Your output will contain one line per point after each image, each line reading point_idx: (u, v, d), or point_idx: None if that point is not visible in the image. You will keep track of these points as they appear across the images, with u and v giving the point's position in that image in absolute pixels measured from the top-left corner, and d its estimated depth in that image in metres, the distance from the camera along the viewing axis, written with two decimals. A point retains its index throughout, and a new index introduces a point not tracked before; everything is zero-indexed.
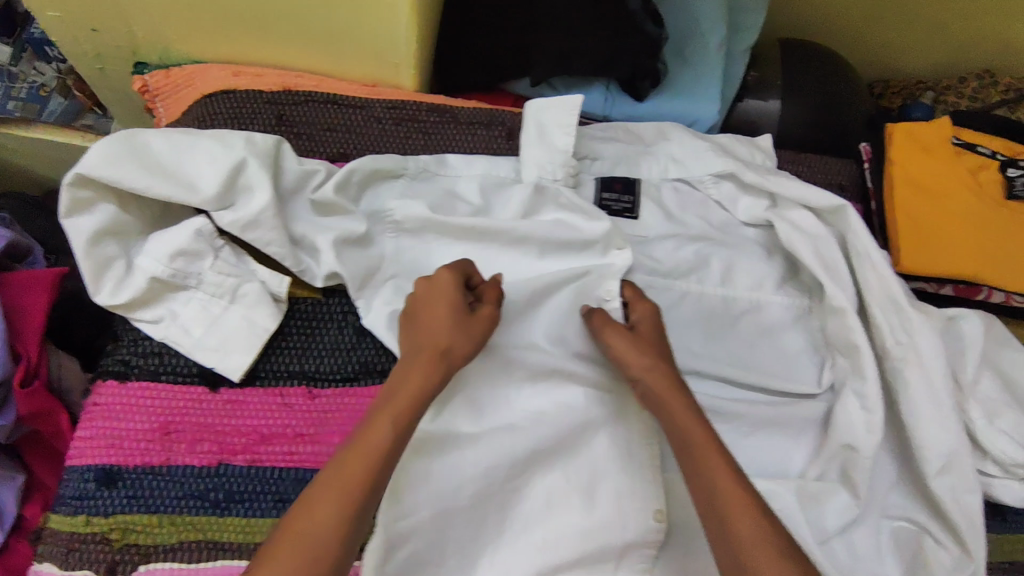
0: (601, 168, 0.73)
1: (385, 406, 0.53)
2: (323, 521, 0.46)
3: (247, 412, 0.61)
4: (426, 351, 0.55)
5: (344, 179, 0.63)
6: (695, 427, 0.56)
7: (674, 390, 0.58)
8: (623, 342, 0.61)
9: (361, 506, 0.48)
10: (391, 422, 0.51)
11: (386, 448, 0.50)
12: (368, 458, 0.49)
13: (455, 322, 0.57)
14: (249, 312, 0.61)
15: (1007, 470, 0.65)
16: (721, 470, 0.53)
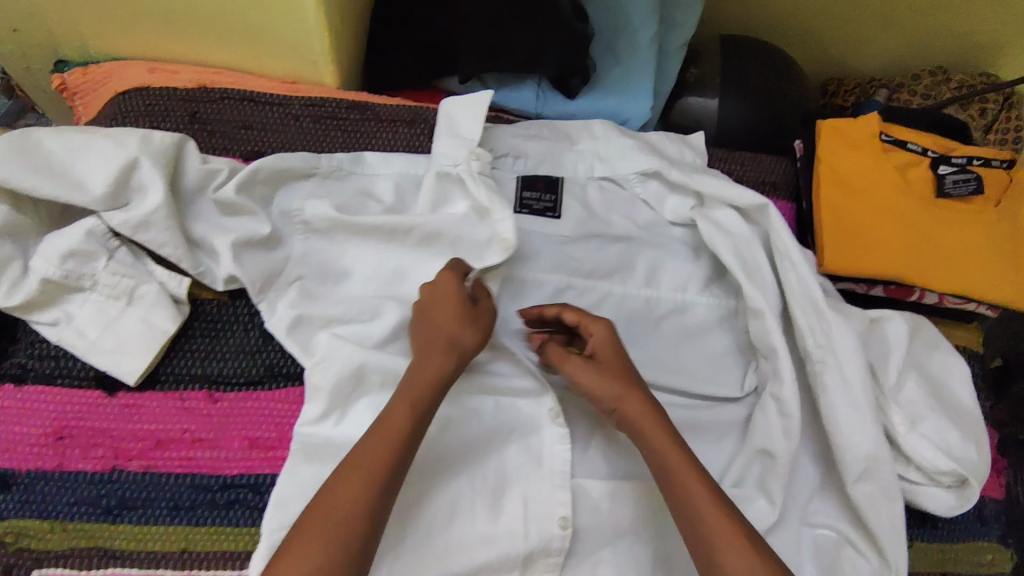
0: (523, 167, 0.72)
1: (401, 395, 0.55)
2: (353, 508, 0.49)
3: (145, 416, 0.60)
4: (432, 343, 0.58)
5: (248, 177, 0.62)
6: (674, 453, 0.54)
7: (650, 417, 0.56)
8: (589, 374, 0.59)
9: (383, 490, 0.50)
10: (410, 407, 0.54)
11: (401, 429, 0.53)
12: (394, 441, 0.52)
13: (465, 315, 0.59)
14: (148, 314, 0.60)
15: (931, 477, 0.63)
16: (703, 493, 0.52)
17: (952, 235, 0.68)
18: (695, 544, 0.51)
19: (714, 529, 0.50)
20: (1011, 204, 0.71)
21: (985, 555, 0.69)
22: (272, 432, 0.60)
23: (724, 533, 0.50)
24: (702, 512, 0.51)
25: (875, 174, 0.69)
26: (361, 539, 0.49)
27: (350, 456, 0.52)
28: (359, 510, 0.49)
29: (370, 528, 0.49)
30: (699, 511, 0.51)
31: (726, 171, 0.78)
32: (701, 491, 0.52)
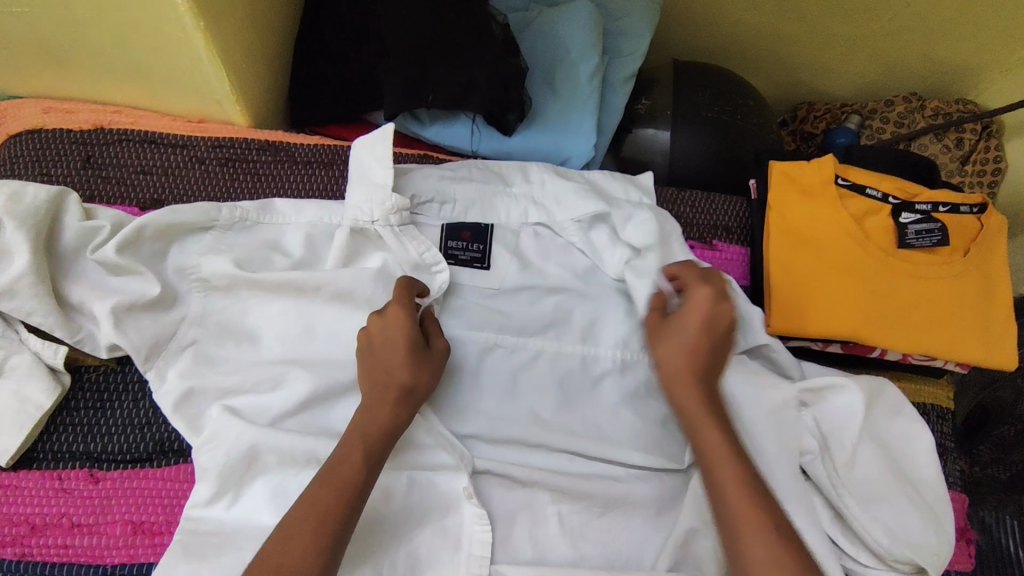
0: (450, 213, 0.66)
1: (354, 438, 0.51)
2: (301, 551, 0.45)
3: (20, 498, 0.54)
4: (383, 384, 0.54)
5: (131, 235, 0.56)
6: (715, 431, 0.52)
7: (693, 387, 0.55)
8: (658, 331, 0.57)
9: (336, 548, 0.46)
10: (363, 449, 0.50)
11: (355, 479, 0.49)
12: (348, 492, 0.48)
13: (420, 358, 0.55)
14: (21, 386, 0.54)
15: (888, 562, 0.58)
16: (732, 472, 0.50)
17: (914, 290, 0.63)
18: (722, 527, 0.48)
19: (735, 508, 0.48)
20: (982, 252, 0.65)
21: None
22: (159, 516, 0.55)
23: (746, 513, 0.48)
24: (727, 491, 0.49)
25: (829, 223, 0.64)
26: None
27: (297, 508, 0.47)
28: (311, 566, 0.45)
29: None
30: (723, 489, 0.49)
31: (675, 215, 0.72)
32: (730, 470, 0.50)
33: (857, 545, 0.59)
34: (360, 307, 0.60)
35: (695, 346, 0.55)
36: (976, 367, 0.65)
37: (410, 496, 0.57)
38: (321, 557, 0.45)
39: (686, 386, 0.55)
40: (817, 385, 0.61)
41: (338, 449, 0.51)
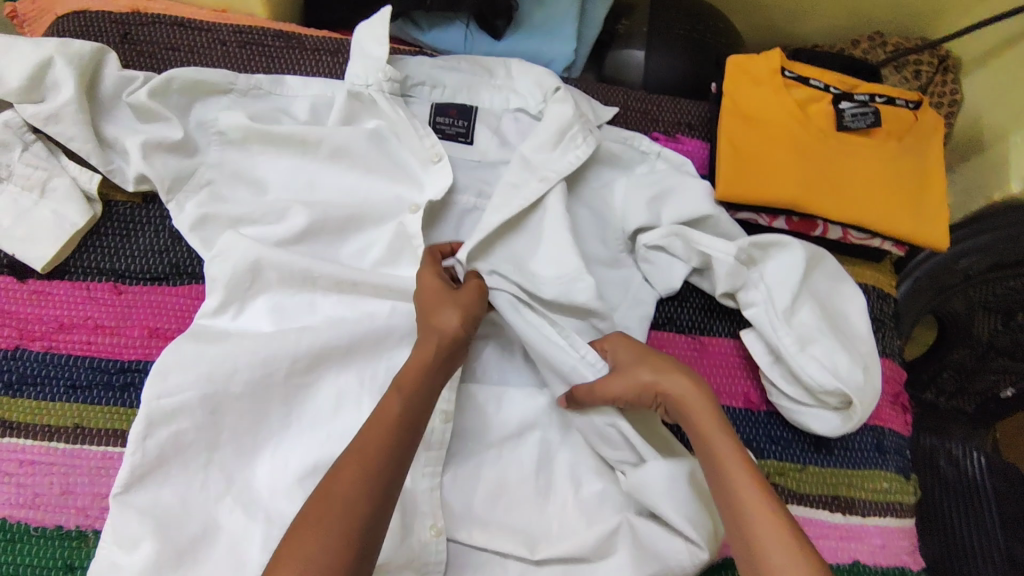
0: (439, 96, 0.75)
1: (395, 389, 0.55)
2: (348, 485, 0.49)
3: (52, 302, 0.62)
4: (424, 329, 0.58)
5: (160, 85, 0.66)
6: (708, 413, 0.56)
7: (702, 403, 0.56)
8: (618, 376, 0.59)
9: (386, 484, 0.50)
10: (401, 392, 0.55)
11: (399, 413, 0.53)
12: (397, 430, 0.52)
13: (447, 297, 0.60)
14: (59, 206, 0.63)
15: (817, 398, 0.64)
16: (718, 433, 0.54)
17: (851, 169, 0.70)
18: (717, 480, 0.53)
19: (731, 467, 0.52)
20: (915, 141, 0.73)
21: (883, 483, 0.69)
22: (172, 323, 0.63)
23: (738, 467, 0.52)
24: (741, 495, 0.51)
25: (775, 107, 0.72)
26: (358, 519, 0.47)
27: (350, 447, 0.51)
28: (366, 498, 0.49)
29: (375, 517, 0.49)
30: (718, 458, 0.53)
31: (643, 111, 0.80)
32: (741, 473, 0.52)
33: (794, 383, 0.65)
34: (355, 167, 0.70)
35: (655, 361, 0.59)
36: (909, 244, 0.72)
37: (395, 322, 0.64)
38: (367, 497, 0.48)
39: (665, 381, 0.58)
40: (762, 242, 0.66)
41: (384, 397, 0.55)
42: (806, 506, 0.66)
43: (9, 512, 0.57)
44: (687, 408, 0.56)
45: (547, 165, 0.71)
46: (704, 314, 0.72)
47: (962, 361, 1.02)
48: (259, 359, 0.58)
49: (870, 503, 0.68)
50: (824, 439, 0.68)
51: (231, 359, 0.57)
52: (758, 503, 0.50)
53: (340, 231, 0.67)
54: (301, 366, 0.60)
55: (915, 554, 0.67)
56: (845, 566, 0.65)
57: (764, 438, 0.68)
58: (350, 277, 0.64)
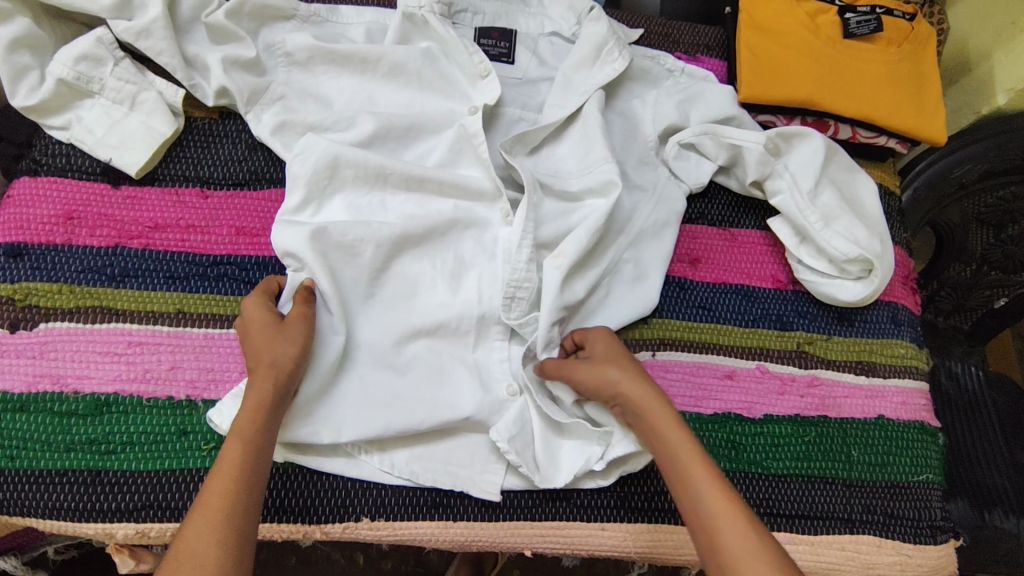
0: (480, 21, 0.81)
1: (239, 422, 0.53)
2: (198, 536, 0.47)
3: (145, 205, 0.68)
4: (266, 367, 0.56)
5: (234, 7, 0.71)
6: (661, 412, 0.57)
7: (658, 401, 0.58)
8: (588, 367, 0.61)
9: (242, 537, 0.48)
10: (240, 436, 0.52)
11: (240, 452, 0.51)
12: (239, 474, 0.50)
13: (272, 333, 0.58)
14: (147, 117, 0.69)
15: (841, 269, 0.73)
16: (669, 425, 0.56)
17: (857, 70, 0.78)
18: (676, 483, 0.54)
19: (682, 459, 0.54)
20: (913, 47, 0.80)
21: (900, 350, 0.75)
22: (257, 222, 0.69)
23: (696, 466, 0.54)
24: (702, 486, 0.52)
25: (787, 19, 0.79)
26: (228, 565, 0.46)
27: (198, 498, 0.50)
28: (219, 548, 0.47)
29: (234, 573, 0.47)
30: (671, 450, 0.55)
31: (666, 35, 0.86)
32: (697, 463, 0.54)
33: (821, 256, 0.73)
34: (410, 84, 0.75)
35: (621, 374, 0.60)
36: (912, 139, 0.80)
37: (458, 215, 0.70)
38: (222, 544, 0.47)
39: (630, 388, 0.59)
40: (787, 133, 0.74)
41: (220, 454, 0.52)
42: (836, 372, 0.74)
43: (123, 386, 0.62)
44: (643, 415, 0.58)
45: (581, 79, 0.76)
46: (731, 210, 0.79)
47: (959, 278, 1.05)
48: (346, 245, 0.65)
49: (890, 366, 0.75)
50: (845, 313, 0.76)
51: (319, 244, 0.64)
52: (716, 493, 0.52)
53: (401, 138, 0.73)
54: (380, 257, 0.66)
55: (931, 411, 0.75)
56: (872, 420, 0.72)
57: (793, 313, 0.75)
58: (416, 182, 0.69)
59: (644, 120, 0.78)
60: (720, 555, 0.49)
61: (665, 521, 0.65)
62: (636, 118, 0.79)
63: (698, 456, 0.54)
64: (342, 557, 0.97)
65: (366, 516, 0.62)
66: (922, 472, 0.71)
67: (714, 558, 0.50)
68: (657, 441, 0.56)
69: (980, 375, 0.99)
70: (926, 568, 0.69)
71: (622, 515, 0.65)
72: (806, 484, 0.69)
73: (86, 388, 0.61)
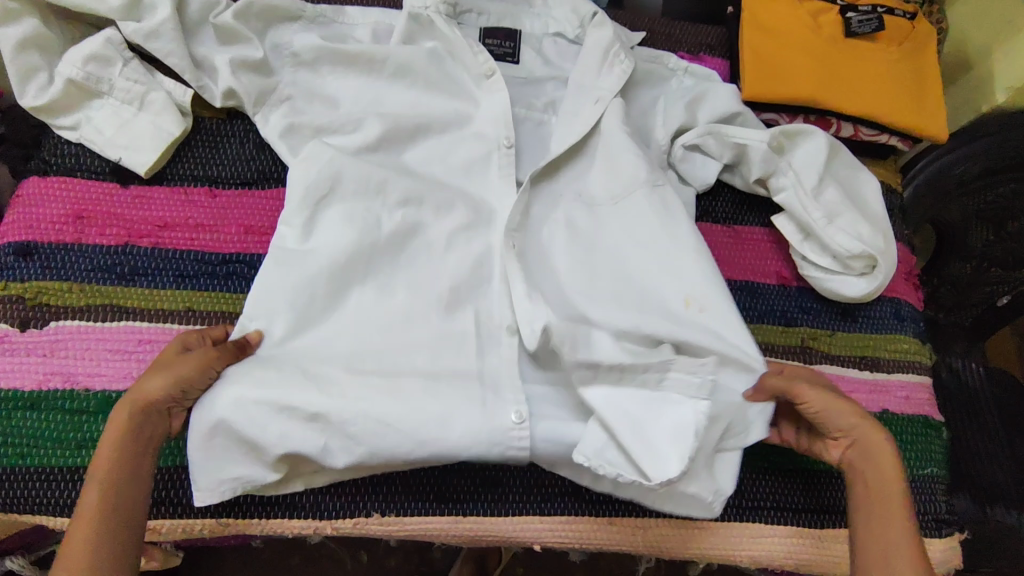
0: (486, 21, 0.81)
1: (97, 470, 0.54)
2: None
3: (154, 205, 0.69)
4: (128, 411, 0.56)
5: (242, 8, 0.72)
6: (888, 458, 0.59)
7: (887, 448, 0.59)
8: (823, 399, 0.60)
9: None
10: (97, 484, 0.54)
11: (92, 505, 0.53)
12: (88, 526, 0.52)
13: (157, 368, 0.59)
14: (156, 117, 0.69)
15: (845, 265, 0.73)
16: (890, 469, 0.58)
17: (859, 70, 0.79)
18: (872, 524, 0.57)
19: (889, 510, 0.57)
20: (914, 47, 0.81)
21: (904, 345, 0.76)
22: (265, 221, 0.70)
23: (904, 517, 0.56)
24: (901, 542, 0.55)
25: (790, 20, 0.80)
26: None
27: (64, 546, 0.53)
28: None
29: None
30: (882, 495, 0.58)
31: (668, 34, 0.87)
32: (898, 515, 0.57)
33: (825, 253, 0.74)
34: (417, 84, 0.75)
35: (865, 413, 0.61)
36: (915, 137, 0.80)
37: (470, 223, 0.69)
38: None
39: (864, 426, 0.60)
40: (790, 131, 0.74)
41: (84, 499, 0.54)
42: (840, 369, 0.74)
43: (133, 384, 0.62)
44: (870, 456, 0.59)
45: (589, 82, 0.76)
46: (735, 208, 0.80)
47: (959, 275, 1.05)
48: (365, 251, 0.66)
49: (893, 361, 0.75)
50: (849, 309, 0.76)
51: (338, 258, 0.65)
52: (911, 550, 0.55)
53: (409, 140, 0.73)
54: (386, 266, 0.66)
55: (935, 406, 0.75)
56: (876, 415, 0.73)
57: (798, 309, 0.76)
58: (419, 189, 0.69)
59: (649, 119, 0.79)
60: None
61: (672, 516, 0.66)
62: (640, 117, 0.79)
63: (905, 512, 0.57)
64: (347, 556, 0.97)
65: (376, 512, 0.63)
66: (925, 466, 0.72)
67: None
68: (868, 482, 0.58)
69: (982, 372, 0.99)
70: (930, 561, 0.69)
71: (630, 510, 0.65)
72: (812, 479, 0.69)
73: (97, 386, 0.62)
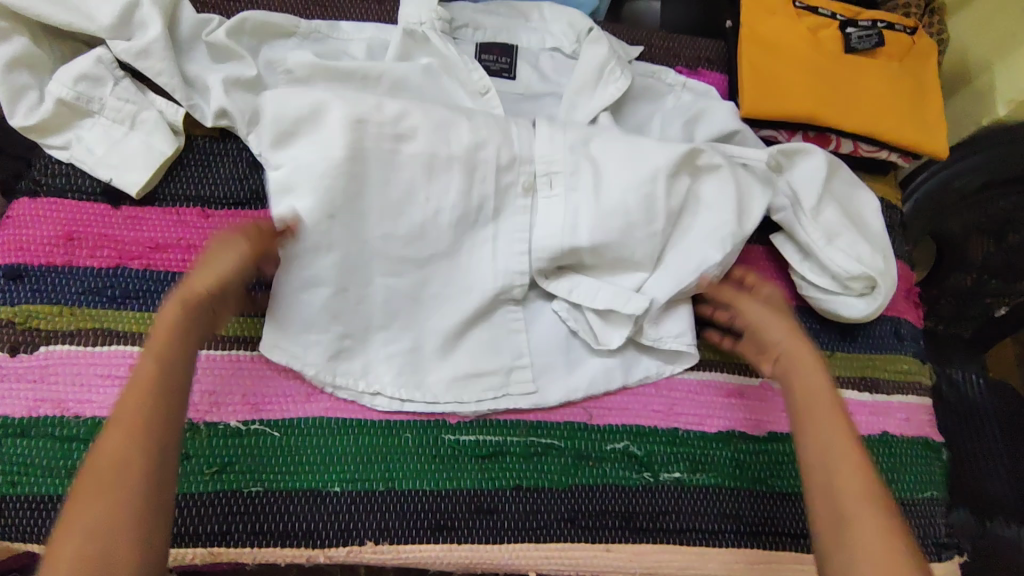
0: (482, 36, 0.80)
1: (150, 348, 0.54)
2: (111, 461, 0.49)
3: (146, 226, 0.68)
4: (172, 330, 0.55)
5: (235, 25, 0.71)
6: (822, 385, 0.59)
7: (816, 371, 0.61)
8: (759, 307, 0.66)
9: (158, 457, 0.50)
10: (153, 357, 0.54)
11: (150, 376, 0.53)
12: (151, 395, 0.52)
13: (214, 240, 0.60)
14: (148, 137, 0.68)
15: (845, 285, 0.72)
16: (824, 390, 0.59)
17: (861, 84, 0.78)
18: (812, 438, 0.57)
19: (824, 426, 0.57)
20: (914, 61, 0.81)
21: (903, 364, 0.75)
22: None
23: (842, 432, 0.56)
24: (839, 453, 0.55)
25: (790, 35, 0.79)
26: (140, 489, 0.48)
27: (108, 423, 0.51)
28: (137, 466, 0.49)
29: (149, 499, 0.48)
30: (816, 413, 0.58)
31: (666, 48, 0.86)
32: (842, 432, 0.56)
33: (825, 274, 0.73)
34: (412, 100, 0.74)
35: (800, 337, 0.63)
36: (916, 153, 0.79)
37: (467, 187, 0.65)
38: (140, 462, 0.49)
39: (800, 359, 0.62)
40: (788, 150, 0.74)
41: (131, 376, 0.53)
42: (840, 390, 0.73)
43: None
44: (807, 381, 0.60)
45: (584, 102, 0.76)
46: None
47: (960, 287, 1.04)
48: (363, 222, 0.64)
49: (894, 382, 0.75)
50: (848, 328, 0.76)
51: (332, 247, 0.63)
52: (852, 463, 0.54)
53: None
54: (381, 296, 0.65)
55: (935, 427, 0.75)
56: (877, 436, 0.72)
57: None
58: None
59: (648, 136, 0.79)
60: (840, 515, 0.52)
61: (671, 542, 0.65)
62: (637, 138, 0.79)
63: (846, 429, 0.56)
64: None
65: (371, 540, 0.62)
66: (926, 489, 0.71)
67: (832, 522, 0.52)
68: (805, 405, 0.59)
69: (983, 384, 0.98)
70: None
71: (627, 536, 0.65)
72: None
73: (87, 412, 0.61)
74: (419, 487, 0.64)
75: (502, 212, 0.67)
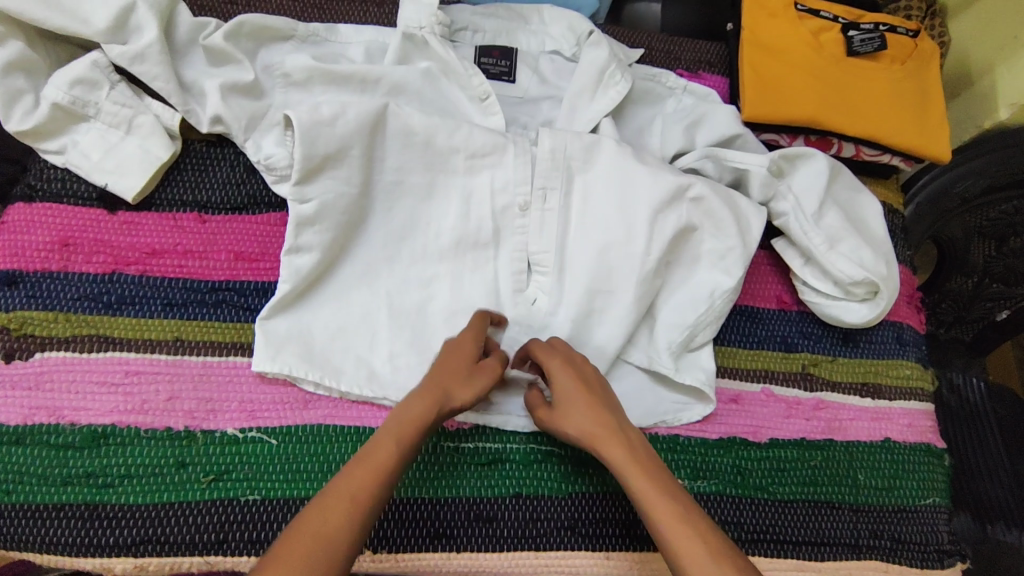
0: (481, 39, 0.79)
1: (391, 428, 0.53)
2: (334, 524, 0.46)
3: (142, 231, 0.67)
4: (414, 412, 0.54)
5: (232, 29, 0.70)
6: (610, 432, 0.56)
7: (607, 425, 0.56)
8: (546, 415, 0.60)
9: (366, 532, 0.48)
10: (402, 441, 0.52)
11: (391, 464, 0.51)
12: (384, 475, 0.50)
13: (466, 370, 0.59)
14: (144, 141, 0.68)
15: (847, 291, 0.72)
16: (614, 448, 0.55)
17: (862, 87, 0.77)
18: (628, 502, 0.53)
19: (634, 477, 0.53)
20: (917, 64, 0.80)
21: (905, 370, 0.75)
22: (255, 247, 0.69)
23: (641, 481, 0.52)
24: (650, 503, 0.51)
25: (792, 38, 0.78)
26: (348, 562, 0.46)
27: (333, 483, 0.49)
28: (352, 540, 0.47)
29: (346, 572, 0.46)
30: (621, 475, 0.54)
31: (667, 51, 0.86)
32: (648, 485, 0.52)
33: (827, 278, 0.72)
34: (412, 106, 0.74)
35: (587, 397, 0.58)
36: (917, 157, 0.79)
37: (464, 211, 0.69)
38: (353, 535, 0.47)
39: (592, 418, 0.57)
40: (790, 155, 0.73)
41: (371, 442, 0.52)
42: (842, 396, 0.73)
43: (119, 418, 0.61)
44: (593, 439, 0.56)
45: (584, 106, 0.76)
46: None
47: (961, 290, 1.04)
48: (362, 246, 0.68)
49: (896, 388, 0.74)
50: (851, 334, 0.75)
51: (335, 271, 0.67)
52: (665, 507, 0.50)
53: (415, 157, 0.68)
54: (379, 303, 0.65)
55: (937, 433, 0.74)
56: (879, 443, 0.71)
57: (799, 335, 0.75)
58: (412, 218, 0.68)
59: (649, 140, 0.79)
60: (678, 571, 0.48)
61: None
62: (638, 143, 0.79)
63: (647, 475, 0.52)
64: None
65: (370, 549, 0.61)
66: (929, 496, 0.71)
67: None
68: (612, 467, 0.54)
69: (984, 388, 0.97)
70: None
71: (628, 544, 0.64)
72: (812, 509, 0.68)
73: (82, 420, 0.60)
74: (420, 495, 0.63)
75: (499, 227, 0.69)
